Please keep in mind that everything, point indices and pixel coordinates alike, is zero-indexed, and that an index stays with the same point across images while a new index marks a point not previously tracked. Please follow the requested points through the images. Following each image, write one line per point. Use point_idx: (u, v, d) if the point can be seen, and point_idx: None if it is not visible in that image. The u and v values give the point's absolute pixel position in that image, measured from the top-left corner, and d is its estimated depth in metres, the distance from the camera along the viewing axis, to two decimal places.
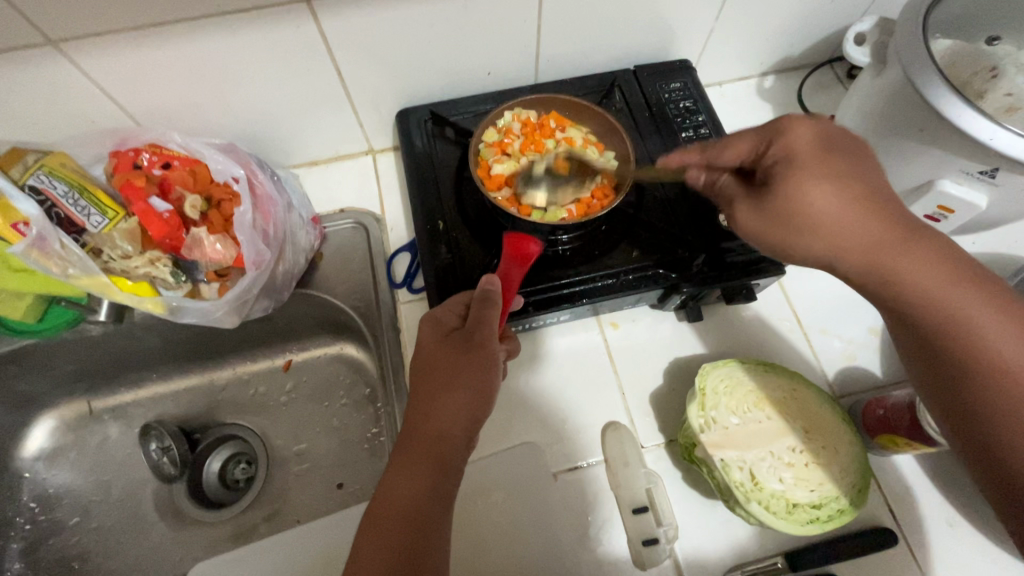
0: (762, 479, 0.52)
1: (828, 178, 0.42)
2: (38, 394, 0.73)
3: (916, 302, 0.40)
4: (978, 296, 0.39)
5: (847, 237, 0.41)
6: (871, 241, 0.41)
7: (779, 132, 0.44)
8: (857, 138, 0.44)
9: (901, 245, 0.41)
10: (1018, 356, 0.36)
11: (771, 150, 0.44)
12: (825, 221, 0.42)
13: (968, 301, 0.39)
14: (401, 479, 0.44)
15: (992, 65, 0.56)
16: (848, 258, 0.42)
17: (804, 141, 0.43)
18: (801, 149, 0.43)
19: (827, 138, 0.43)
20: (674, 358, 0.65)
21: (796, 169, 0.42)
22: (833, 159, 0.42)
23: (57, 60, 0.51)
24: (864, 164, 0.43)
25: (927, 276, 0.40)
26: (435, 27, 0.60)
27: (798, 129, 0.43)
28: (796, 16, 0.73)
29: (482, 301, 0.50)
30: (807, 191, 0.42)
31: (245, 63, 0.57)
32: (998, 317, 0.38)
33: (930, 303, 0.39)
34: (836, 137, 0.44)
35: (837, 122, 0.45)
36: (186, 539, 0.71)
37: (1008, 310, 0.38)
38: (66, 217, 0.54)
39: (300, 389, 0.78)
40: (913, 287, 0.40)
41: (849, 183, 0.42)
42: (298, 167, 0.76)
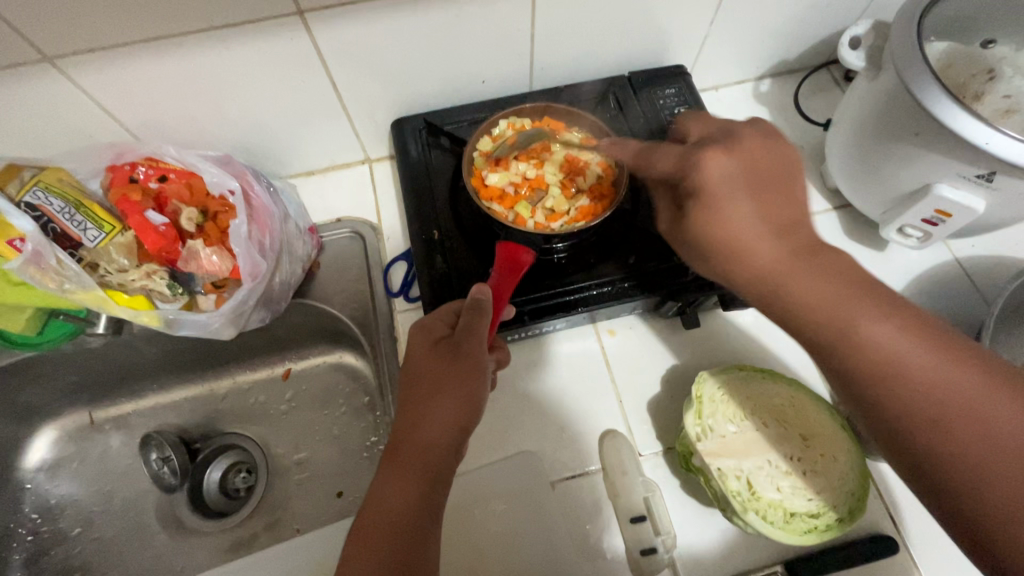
0: (759, 489, 0.52)
1: (737, 209, 0.43)
2: (39, 405, 0.74)
3: (821, 326, 0.39)
4: (878, 308, 0.38)
5: (754, 261, 0.42)
6: (772, 263, 0.41)
7: (693, 163, 0.45)
8: (773, 153, 0.45)
9: (798, 264, 0.41)
10: (920, 366, 0.36)
11: (687, 183, 0.45)
12: (733, 245, 0.43)
13: (872, 316, 0.38)
14: (389, 490, 0.44)
15: (988, 68, 0.56)
16: (753, 281, 0.42)
17: (713, 173, 0.44)
18: (710, 180, 0.44)
19: (733, 165, 0.44)
20: (671, 365, 0.64)
21: (706, 201, 0.44)
22: (738, 185, 0.43)
23: (53, 76, 0.51)
24: (774, 188, 0.44)
25: (824, 295, 0.39)
26: (428, 38, 0.60)
27: (709, 162, 0.44)
28: (792, 20, 0.73)
29: (471, 310, 0.50)
30: (718, 220, 0.43)
31: (240, 76, 0.57)
32: (897, 327, 0.37)
33: (829, 323, 0.39)
34: (745, 161, 0.44)
35: (760, 140, 0.46)
36: (188, 549, 0.71)
37: (904, 319, 0.38)
38: (62, 232, 0.55)
39: (299, 398, 0.78)
40: (814, 308, 0.39)
41: (754, 207, 0.43)
42: (295, 177, 0.77)
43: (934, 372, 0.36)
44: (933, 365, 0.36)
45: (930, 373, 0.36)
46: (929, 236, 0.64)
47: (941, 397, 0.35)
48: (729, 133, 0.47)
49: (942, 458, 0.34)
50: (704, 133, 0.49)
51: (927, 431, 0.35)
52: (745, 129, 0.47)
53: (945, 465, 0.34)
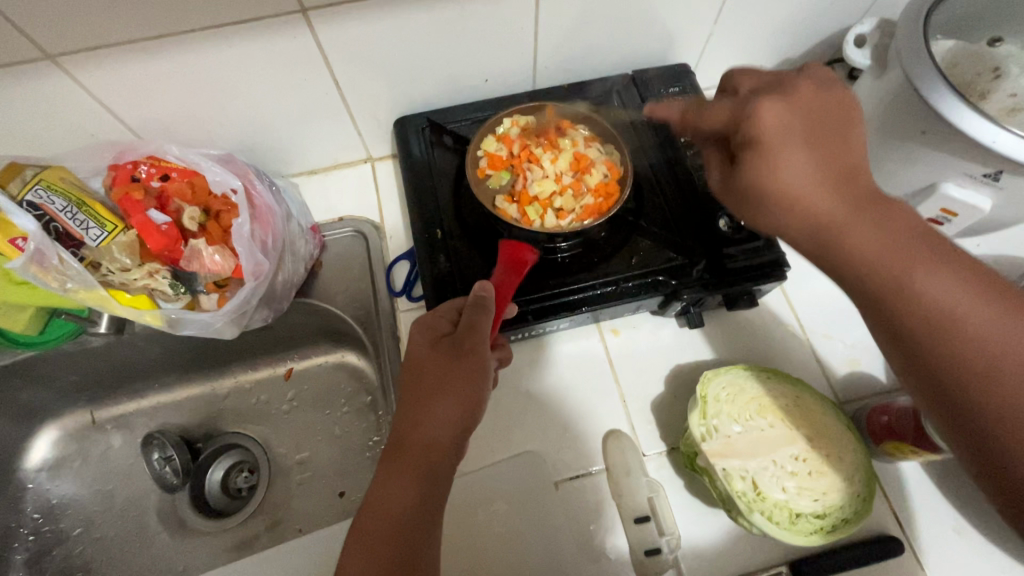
0: (764, 490, 0.52)
1: (796, 157, 0.41)
2: (40, 404, 0.73)
3: (874, 275, 0.38)
4: (930, 258, 0.38)
5: (811, 211, 0.40)
6: (831, 214, 0.40)
7: (747, 112, 0.43)
8: (831, 101, 0.43)
9: (857, 215, 0.39)
10: (970, 315, 0.36)
11: (741, 131, 0.43)
12: (789, 197, 0.41)
13: (924, 266, 0.37)
14: (390, 489, 0.43)
15: (995, 66, 0.56)
16: (808, 232, 0.40)
17: (770, 121, 0.42)
18: (768, 128, 0.42)
19: (791, 113, 0.42)
20: (675, 365, 0.64)
21: (762, 150, 0.42)
22: (796, 135, 0.41)
23: (55, 75, 0.51)
24: (832, 136, 0.42)
25: (879, 244, 0.38)
26: (431, 36, 0.60)
27: (765, 110, 0.42)
28: (796, 19, 0.72)
29: (475, 307, 0.50)
30: (774, 170, 0.41)
31: (242, 74, 0.57)
32: (953, 281, 0.37)
33: (885, 277, 0.38)
34: (802, 110, 0.42)
35: (813, 89, 0.44)
36: (190, 549, 0.71)
37: (961, 273, 0.37)
38: (65, 231, 0.54)
39: (301, 397, 0.77)
40: (870, 262, 0.38)
41: (814, 155, 0.41)
42: (297, 176, 0.76)
43: (982, 322, 0.36)
44: (981, 314, 0.36)
45: (979, 323, 0.36)
46: (933, 236, 0.64)
47: (989, 346, 0.35)
48: (782, 81, 0.45)
49: (995, 416, 0.34)
50: (753, 85, 0.46)
51: (980, 388, 0.35)
52: (800, 80, 0.45)
53: (999, 424, 0.34)
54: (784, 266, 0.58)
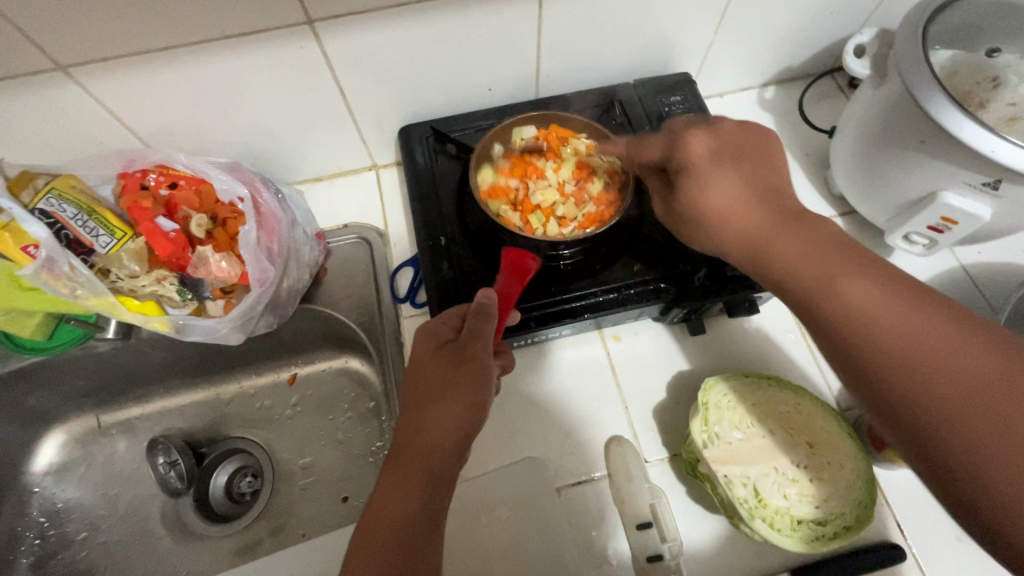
0: (766, 497, 0.52)
1: (720, 179, 0.48)
2: (46, 409, 0.74)
3: (795, 277, 0.42)
4: (847, 262, 0.41)
5: (737, 224, 0.46)
6: (755, 227, 0.45)
7: (678, 145, 0.52)
8: (757, 136, 0.51)
9: (778, 227, 0.44)
10: (883, 309, 0.37)
11: (675, 160, 0.52)
12: (717, 214, 0.47)
13: (838, 268, 0.40)
14: (392, 492, 0.44)
15: (993, 75, 0.56)
16: (738, 245, 0.46)
17: (697, 149, 0.50)
18: (694, 154, 0.50)
19: (715, 144, 0.50)
20: (676, 372, 0.65)
21: (691, 173, 0.50)
22: (720, 161, 0.49)
23: (66, 84, 0.52)
24: (756, 164, 0.49)
25: (797, 249, 0.43)
26: (435, 46, 0.61)
27: (692, 140, 0.51)
28: (796, 28, 0.73)
29: (477, 315, 0.50)
30: (701, 190, 0.48)
31: (249, 83, 0.58)
32: (870, 279, 0.39)
33: (807, 276, 0.41)
34: (725, 142, 0.50)
35: (738, 124, 0.51)
36: (193, 553, 0.71)
37: (877, 273, 0.39)
38: (75, 239, 0.56)
39: (305, 402, 0.78)
40: (791, 265, 0.42)
41: (737, 177, 0.48)
42: (302, 183, 0.77)
43: (893, 314, 0.37)
44: (893, 307, 0.37)
45: (892, 315, 0.37)
46: (934, 243, 0.64)
47: (898, 333, 0.36)
48: (713, 120, 0.53)
49: (907, 394, 0.35)
50: (688, 125, 0.55)
51: (891, 369, 0.36)
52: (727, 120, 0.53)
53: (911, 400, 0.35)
54: None
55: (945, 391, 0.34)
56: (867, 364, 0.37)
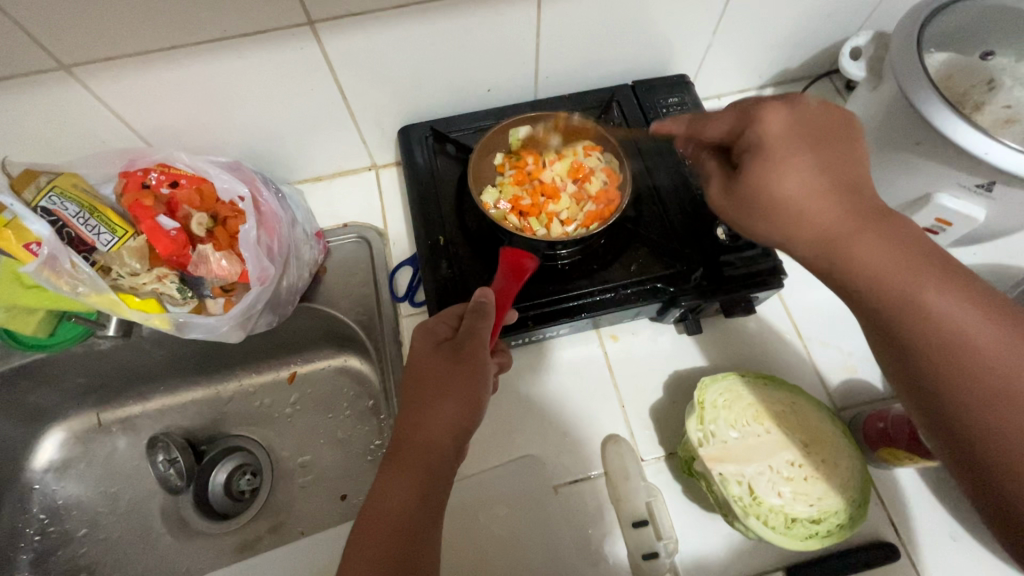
0: (760, 495, 0.52)
1: (797, 167, 0.43)
2: (47, 406, 0.75)
3: (880, 286, 0.40)
4: (935, 273, 0.39)
5: (813, 222, 0.43)
6: (834, 223, 0.42)
7: (751, 119, 0.46)
8: (838, 121, 0.46)
9: (861, 227, 0.41)
10: (969, 329, 0.37)
11: (746, 140, 0.46)
12: (788, 205, 0.43)
13: (927, 281, 0.38)
14: (389, 489, 0.44)
15: (989, 78, 0.57)
16: (812, 241, 0.43)
17: (773, 127, 0.45)
18: (770, 135, 0.45)
19: (795, 126, 0.45)
20: (673, 371, 0.65)
21: (764, 155, 0.44)
22: (801, 145, 0.44)
23: (69, 84, 0.52)
24: (840, 150, 0.44)
25: (882, 257, 0.40)
26: (435, 47, 0.61)
27: (769, 116, 0.45)
28: (793, 30, 0.73)
29: (475, 313, 0.51)
30: (779, 177, 0.43)
31: (251, 84, 0.58)
32: (955, 294, 0.38)
33: (887, 285, 0.40)
34: (807, 124, 0.45)
35: (817, 102, 0.46)
36: (193, 551, 0.72)
37: (962, 287, 0.38)
38: (77, 237, 0.56)
39: (304, 400, 0.78)
40: (872, 271, 0.40)
41: (817, 167, 0.43)
42: (303, 183, 0.78)
43: (981, 334, 0.36)
44: (980, 327, 0.37)
45: (979, 337, 0.36)
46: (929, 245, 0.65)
47: (985, 357, 0.36)
48: (789, 95, 0.47)
49: (982, 420, 0.35)
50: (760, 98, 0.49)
51: (966, 390, 0.36)
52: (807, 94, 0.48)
53: (986, 428, 0.35)
54: (781, 274, 0.59)
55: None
56: (940, 383, 0.37)
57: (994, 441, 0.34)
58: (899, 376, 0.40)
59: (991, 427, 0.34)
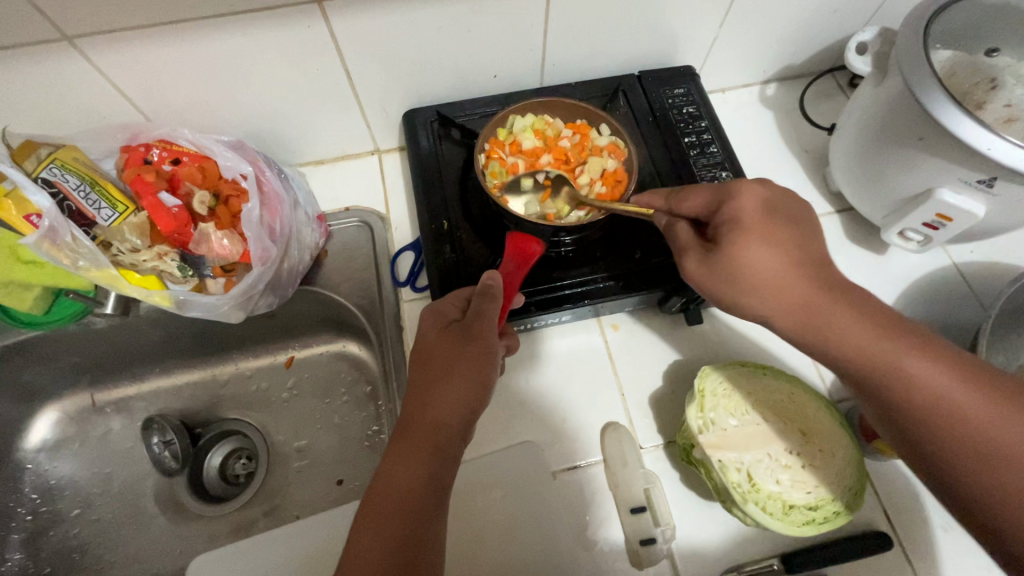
0: (759, 481, 0.53)
1: (769, 243, 0.45)
2: (40, 385, 0.74)
3: (863, 362, 0.42)
4: (911, 344, 0.41)
5: (786, 295, 0.44)
6: (807, 297, 0.44)
7: (727, 197, 0.47)
8: (800, 204, 0.48)
9: (833, 302, 0.43)
10: (954, 395, 0.39)
11: (721, 212, 0.47)
12: (762, 281, 0.44)
13: (902, 351, 0.41)
14: (397, 469, 0.44)
15: (991, 77, 0.57)
16: (789, 316, 0.44)
17: (748, 204, 0.46)
18: (746, 210, 0.46)
19: (768, 204, 0.46)
20: (673, 361, 0.65)
21: (741, 232, 0.45)
22: (774, 223, 0.45)
23: (71, 55, 0.52)
24: (805, 230, 0.46)
25: (857, 332, 0.42)
26: (443, 30, 0.61)
27: (744, 196, 0.46)
28: (800, 25, 0.74)
29: (482, 295, 0.51)
30: (748, 253, 0.44)
31: (257, 63, 0.58)
32: (928, 356, 0.41)
33: (869, 357, 0.42)
34: (779, 203, 0.47)
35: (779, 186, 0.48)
36: (186, 533, 0.71)
37: (933, 352, 0.41)
38: (77, 210, 0.56)
39: (301, 385, 0.78)
40: (853, 351, 0.42)
41: (786, 246, 0.45)
42: (305, 165, 0.77)
43: (965, 399, 0.39)
44: (961, 393, 0.39)
45: (961, 405, 0.39)
46: (928, 241, 0.65)
47: (974, 424, 0.38)
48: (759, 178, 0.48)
49: (975, 478, 0.37)
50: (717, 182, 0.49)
51: (954, 452, 0.38)
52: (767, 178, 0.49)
53: (978, 485, 0.37)
54: None
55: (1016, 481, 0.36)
56: (930, 446, 0.40)
57: (986, 493, 0.37)
58: (894, 437, 0.43)
59: (984, 488, 0.37)
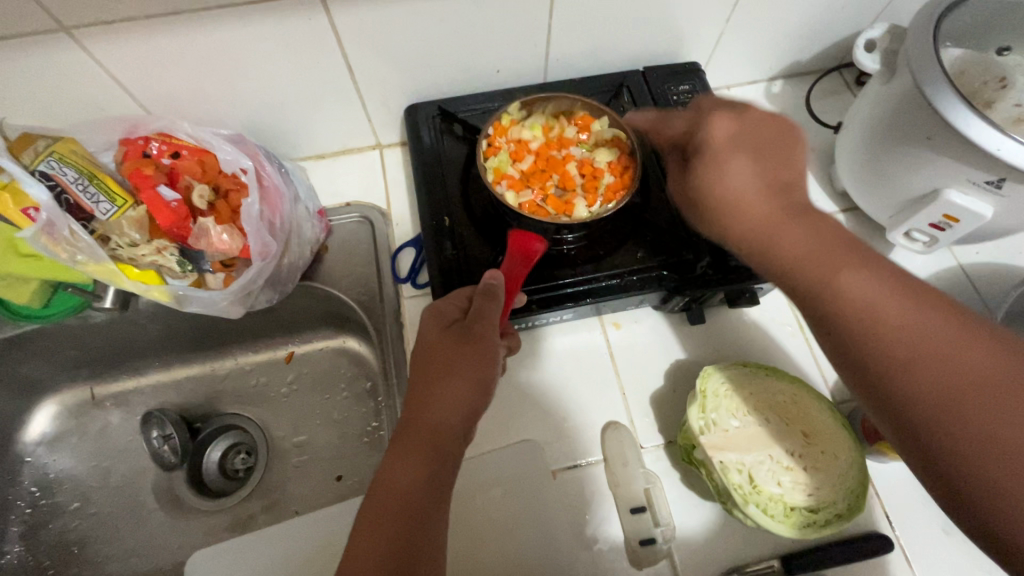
0: (760, 483, 0.53)
1: (735, 164, 0.43)
2: (39, 378, 0.73)
3: (810, 278, 0.37)
4: (869, 265, 0.36)
5: (746, 211, 0.41)
6: (762, 213, 0.41)
7: (703, 124, 0.46)
8: (787, 126, 0.45)
9: (792, 219, 0.40)
10: (906, 319, 0.34)
11: (695, 141, 0.46)
12: (727, 197, 0.42)
13: (858, 270, 0.36)
14: (396, 469, 0.44)
15: (1002, 75, 0.56)
16: (745, 231, 0.41)
17: (719, 130, 0.44)
18: (717, 136, 0.44)
19: (741, 128, 0.44)
20: (675, 361, 0.65)
21: (708, 155, 0.44)
22: (742, 145, 0.43)
23: (69, 46, 0.51)
24: (783, 154, 0.43)
25: (811, 247, 0.38)
26: (445, 24, 0.60)
27: (718, 121, 0.45)
28: (808, 22, 0.73)
29: (484, 295, 0.51)
30: (714, 172, 0.43)
31: (256, 56, 0.57)
32: (887, 281, 0.35)
33: (818, 272, 0.37)
34: (753, 125, 0.44)
35: (768, 112, 0.45)
36: (185, 527, 0.71)
37: (894, 275, 0.36)
38: (75, 204, 0.55)
39: (300, 381, 0.78)
40: (802, 261, 0.38)
41: (757, 165, 0.42)
42: (306, 160, 0.77)
43: (921, 326, 0.34)
44: (915, 319, 0.34)
45: (912, 329, 0.34)
46: (933, 242, 0.65)
47: (923, 348, 0.33)
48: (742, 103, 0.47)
49: (918, 405, 0.32)
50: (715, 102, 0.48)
51: (898, 375, 0.33)
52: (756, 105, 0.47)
53: (922, 411, 0.32)
54: None
55: (967, 406, 0.31)
56: (875, 373, 0.34)
57: (928, 422, 0.32)
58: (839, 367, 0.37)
59: (928, 410, 0.32)
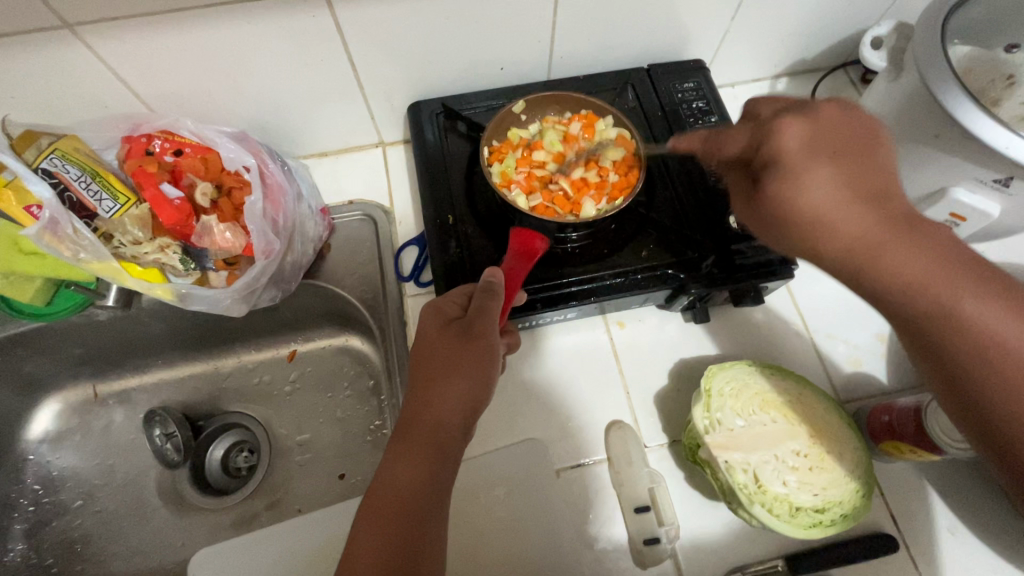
0: (765, 482, 0.52)
1: (823, 179, 0.38)
2: (42, 376, 0.73)
3: (916, 305, 0.36)
4: (978, 285, 0.35)
5: (839, 233, 0.37)
6: (861, 235, 0.37)
7: (769, 132, 0.40)
8: (859, 121, 0.41)
9: (894, 238, 0.36)
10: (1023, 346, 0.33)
11: (763, 151, 0.40)
12: (817, 217, 0.38)
13: (967, 294, 0.35)
14: (398, 469, 0.43)
15: (1010, 73, 0.56)
16: (839, 255, 0.38)
17: (792, 138, 0.39)
18: (789, 147, 0.39)
19: (818, 132, 0.39)
20: (679, 360, 0.65)
21: (785, 169, 0.39)
22: (826, 153, 0.38)
23: (72, 44, 0.51)
24: (866, 159, 0.39)
25: (915, 270, 0.36)
26: (449, 22, 0.60)
27: (789, 126, 0.39)
28: (814, 19, 0.72)
29: (484, 293, 0.50)
30: (795, 188, 0.38)
31: (259, 53, 0.57)
32: (999, 303, 0.34)
33: (925, 300, 0.36)
34: (830, 128, 0.39)
35: (836, 109, 0.41)
36: (188, 525, 0.71)
37: (1004, 293, 0.35)
38: (78, 202, 0.55)
39: (303, 379, 0.78)
40: (905, 286, 0.36)
41: (845, 178, 0.38)
42: (309, 158, 0.77)
43: None
44: None
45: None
46: None
47: None
48: (806, 101, 0.42)
49: None
50: (771, 107, 0.43)
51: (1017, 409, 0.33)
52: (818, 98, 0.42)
53: None
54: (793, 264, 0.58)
55: None
56: (989, 406, 0.34)
57: None
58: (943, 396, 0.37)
59: None
